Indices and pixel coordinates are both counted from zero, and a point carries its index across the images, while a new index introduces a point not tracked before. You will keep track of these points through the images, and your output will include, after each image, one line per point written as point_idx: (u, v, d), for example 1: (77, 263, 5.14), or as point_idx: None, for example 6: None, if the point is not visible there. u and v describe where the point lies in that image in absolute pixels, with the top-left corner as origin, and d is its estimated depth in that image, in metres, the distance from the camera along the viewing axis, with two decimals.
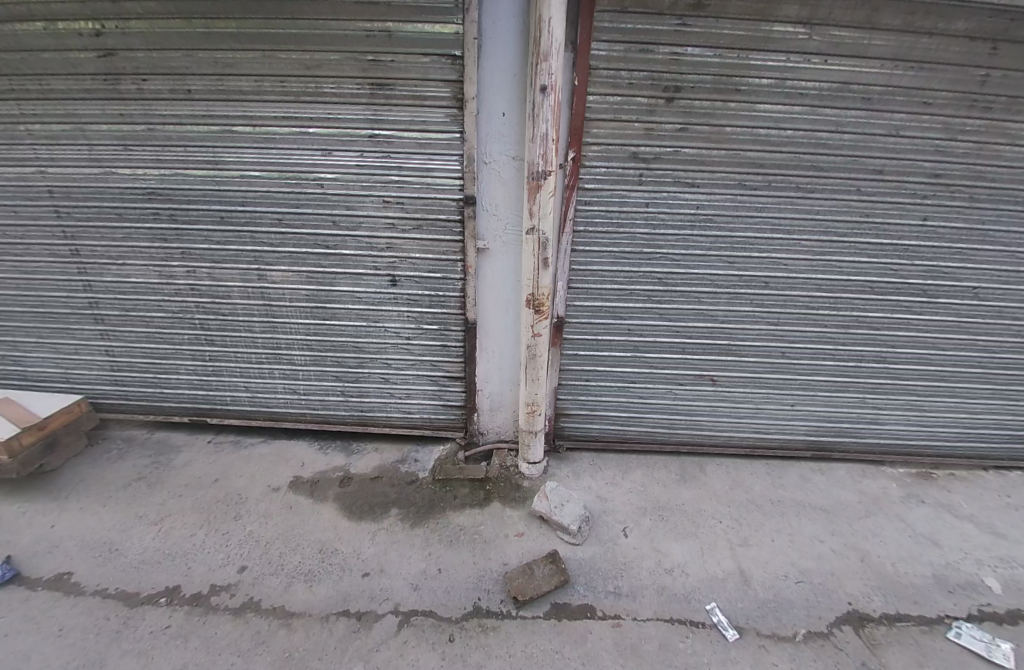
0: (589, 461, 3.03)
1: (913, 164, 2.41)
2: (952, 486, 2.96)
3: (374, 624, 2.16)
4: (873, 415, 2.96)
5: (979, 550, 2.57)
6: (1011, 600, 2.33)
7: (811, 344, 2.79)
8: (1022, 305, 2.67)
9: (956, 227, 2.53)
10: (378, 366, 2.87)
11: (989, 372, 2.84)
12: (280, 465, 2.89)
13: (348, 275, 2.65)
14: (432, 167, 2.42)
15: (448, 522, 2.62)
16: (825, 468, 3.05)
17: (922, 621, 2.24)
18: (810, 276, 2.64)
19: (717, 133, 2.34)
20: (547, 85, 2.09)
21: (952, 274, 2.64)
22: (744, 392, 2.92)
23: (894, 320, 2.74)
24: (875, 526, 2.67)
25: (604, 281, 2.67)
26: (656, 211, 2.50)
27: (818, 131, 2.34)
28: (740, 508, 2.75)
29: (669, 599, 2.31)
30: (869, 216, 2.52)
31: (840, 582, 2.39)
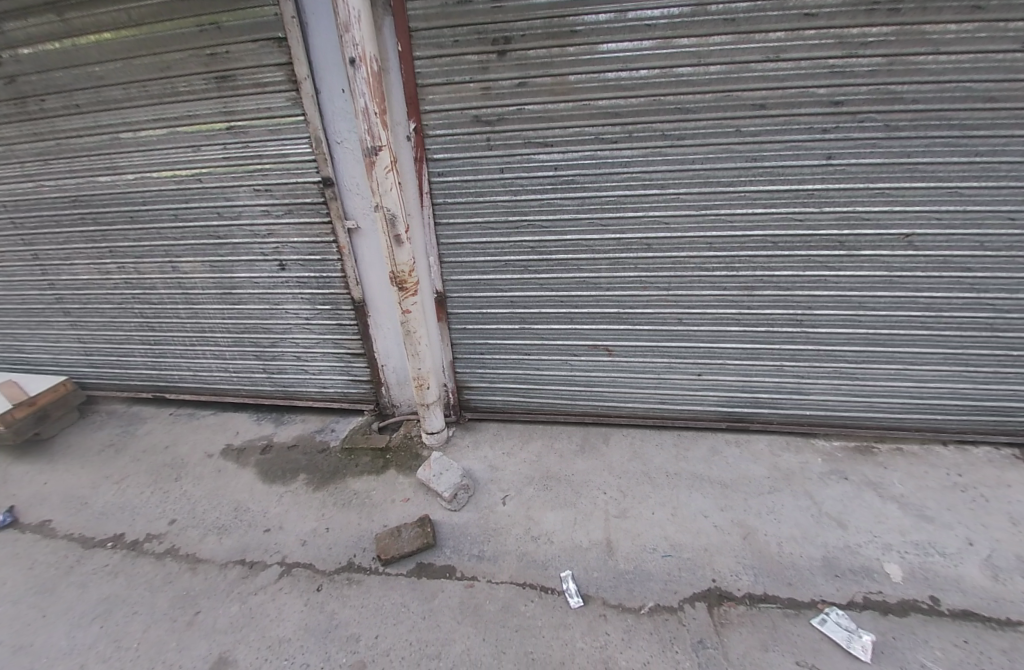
0: (494, 431, 3.10)
1: (803, 92, 2.04)
2: (891, 462, 2.68)
3: (261, 572, 2.46)
4: (794, 384, 2.71)
5: (892, 533, 2.32)
6: (909, 590, 2.10)
7: (710, 309, 2.60)
8: (969, 253, 2.27)
9: (871, 162, 2.13)
10: (289, 346, 3.06)
11: (934, 333, 2.47)
12: (219, 435, 3.27)
13: (241, 261, 2.81)
14: (288, 152, 2.45)
15: (344, 486, 2.83)
16: (741, 439, 2.89)
17: (791, 604, 2.08)
18: (699, 234, 2.41)
19: (560, 83, 2.14)
20: (356, 56, 2.02)
21: (876, 220, 2.25)
22: (642, 361, 2.81)
23: (807, 278, 2.43)
24: (774, 502, 2.50)
25: (476, 254, 2.61)
26: (512, 177, 2.38)
27: (676, 66, 2.05)
28: (631, 481, 2.71)
29: (527, 564, 2.37)
30: (758, 161, 2.20)
31: (712, 558, 2.29)
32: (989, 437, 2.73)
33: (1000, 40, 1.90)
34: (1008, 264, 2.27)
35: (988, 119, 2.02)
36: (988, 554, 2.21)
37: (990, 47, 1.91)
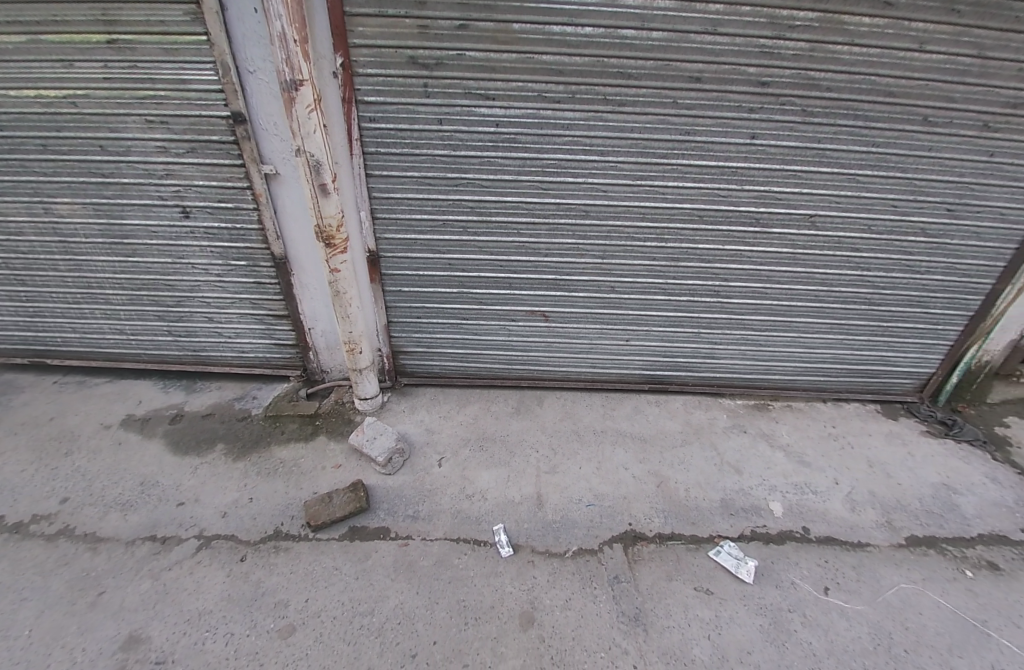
0: (430, 395, 3.07)
1: (735, 69, 2.10)
2: (782, 417, 3.08)
3: (175, 546, 2.30)
4: (709, 349, 2.97)
5: (777, 477, 2.71)
6: (786, 523, 2.49)
7: (640, 278, 2.72)
8: (858, 234, 2.57)
9: (788, 145, 2.30)
10: (198, 305, 2.76)
11: (824, 304, 2.81)
12: (117, 403, 2.92)
13: (134, 206, 2.44)
14: (187, 78, 2.11)
15: (269, 454, 2.69)
16: (661, 399, 3.14)
17: (693, 540, 2.39)
18: (634, 204, 2.48)
19: (502, 31, 2.02)
20: None
21: (787, 200, 2.46)
22: (577, 327, 2.90)
23: (727, 252, 2.62)
24: (685, 454, 2.79)
25: (412, 211, 2.48)
26: (451, 130, 2.24)
27: (621, 27, 2.01)
28: (562, 439, 2.85)
29: (461, 520, 2.45)
30: (691, 135, 2.27)
31: (630, 505, 2.53)
32: (858, 395, 3.21)
33: (902, 38, 2.08)
34: (886, 246, 2.62)
35: (886, 112, 2.24)
36: (848, 490, 2.66)
37: (895, 43, 2.08)
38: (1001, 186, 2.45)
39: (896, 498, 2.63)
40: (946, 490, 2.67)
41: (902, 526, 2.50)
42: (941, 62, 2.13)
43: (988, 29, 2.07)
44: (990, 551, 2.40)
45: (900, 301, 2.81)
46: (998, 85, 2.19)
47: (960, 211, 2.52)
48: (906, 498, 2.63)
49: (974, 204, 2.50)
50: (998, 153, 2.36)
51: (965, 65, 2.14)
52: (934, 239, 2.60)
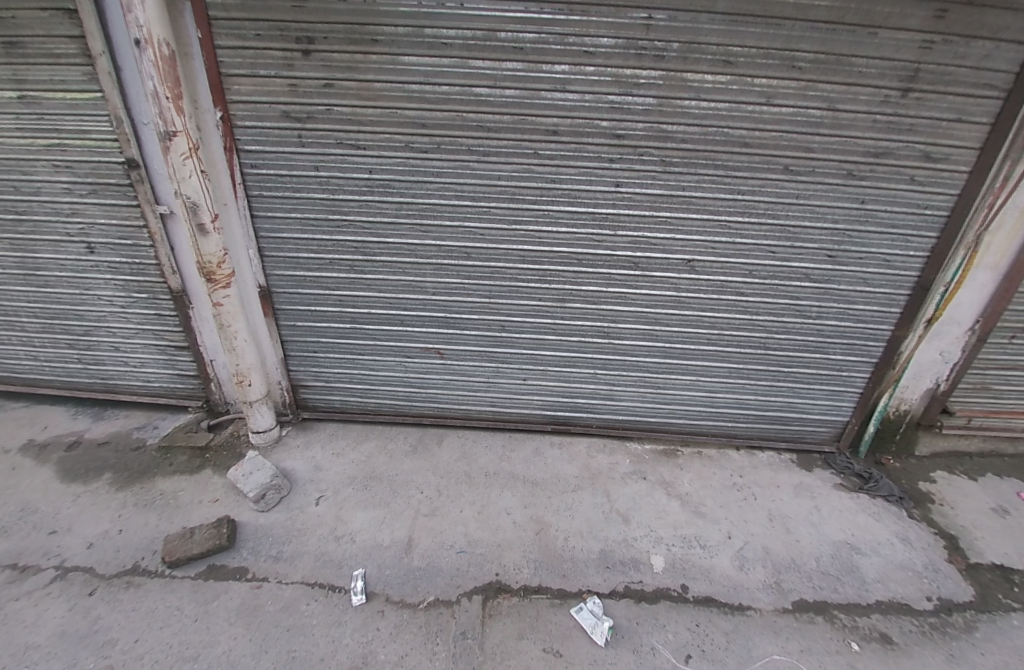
0: (330, 431, 3.06)
1: (589, 123, 2.22)
2: (687, 465, 2.98)
3: (31, 576, 2.26)
4: (607, 390, 2.96)
5: (666, 528, 2.57)
6: (665, 579, 2.33)
7: (529, 318, 2.75)
8: (741, 278, 2.58)
9: (653, 192, 2.38)
10: (106, 334, 2.88)
11: (719, 348, 2.79)
12: (23, 428, 2.99)
13: (44, 241, 2.62)
14: (87, 128, 2.32)
15: (151, 485, 2.70)
16: (564, 442, 3.07)
17: (559, 594, 2.25)
18: (513, 247, 2.54)
19: (366, 89, 2.18)
20: (140, 38, 1.94)
21: (662, 246, 2.52)
22: (472, 365, 2.90)
23: (611, 294, 2.67)
24: (573, 501, 2.69)
25: (299, 250, 2.58)
26: (328, 175, 2.38)
27: (474, 85, 2.16)
28: (450, 481, 2.78)
29: (323, 563, 2.37)
30: (555, 183, 2.36)
31: (501, 553, 2.42)
32: (773, 442, 3.10)
33: (749, 92, 2.15)
34: (772, 290, 2.61)
35: (745, 161, 2.29)
36: (740, 546, 2.49)
37: (743, 98, 2.17)
38: (880, 232, 2.44)
39: (792, 556, 2.45)
40: (846, 550, 2.49)
41: (792, 589, 2.31)
42: (793, 115, 2.20)
43: (834, 83, 2.14)
44: (885, 621, 2.20)
45: (798, 347, 2.75)
46: (857, 135, 2.24)
47: (842, 257, 2.51)
48: (802, 556, 2.45)
49: (856, 251, 2.49)
50: (870, 200, 2.37)
51: (819, 117, 2.20)
52: (821, 284, 2.58)
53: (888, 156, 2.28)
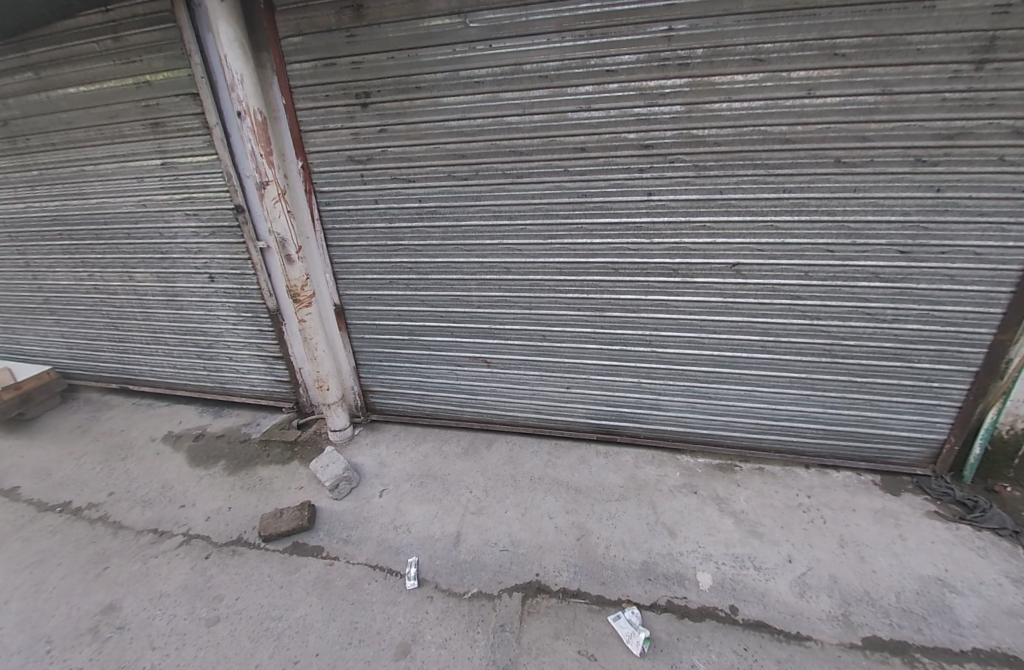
0: (394, 432, 3.39)
1: (616, 137, 2.31)
2: (745, 480, 2.81)
3: (167, 539, 2.83)
4: (654, 399, 2.93)
5: (716, 544, 2.46)
6: (711, 597, 2.23)
7: (570, 328, 2.85)
8: (793, 282, 2.44)
9: (688, 198, 2.38)
10: (222, 347, 3.53)
11: (774, 356, 2.63)
12: (166, 423, 3.74)
13: (180, 273, 3.30)
14: (207, 183, 2.91)
15: (253, 473, 3.22)
16: (611, 452, 3.08)
17: (596, 601, 2.26)
18: (550, 260, 2.68)
19: (413, 129, 2.49)
20: (241, 110, 2.44)
21: (702, 251, 2.48)
22: (517, 373, 3.05)
23: (650, 301, 2.67)
24: (617, 510, 2.68)
25: (364, 272, 2.95)
26: (385, 207, 2.72)
27: (505, 115, 2.37)
28: (497, 483, 2.93)
29: (383, 549, 2.64)
30: (587, 196, 2.47)
31: (541, 555, 2.49)
32: (849, 461, 2.80)
33: (785, 88, 2.08)
34: (832, 292, 2.41)
35: (788, 158, 2.20)
36: (801, 570, 2.29)
37: (779, 94, 2.09)
38: (966, 223, 2.15)
39: (865, 587, 2.19)
40: (938, 587, 2.17)
41: (863, 623, 2.06)
42: (839, 105, 2.07)
43: (886, 66, 1.98)
44: None
45: (870, 354, 2.49)
46: (921, 120, 2.03)
47: (918, 254, 2.25)
48: (879, 588, 2.18)
49: (935, 245, 2.21)
50: (947, 188, 2.11)
51: (871, 104, 2.04)
52: (894, 284, 2.32)
53: (966, 137, 2.02)
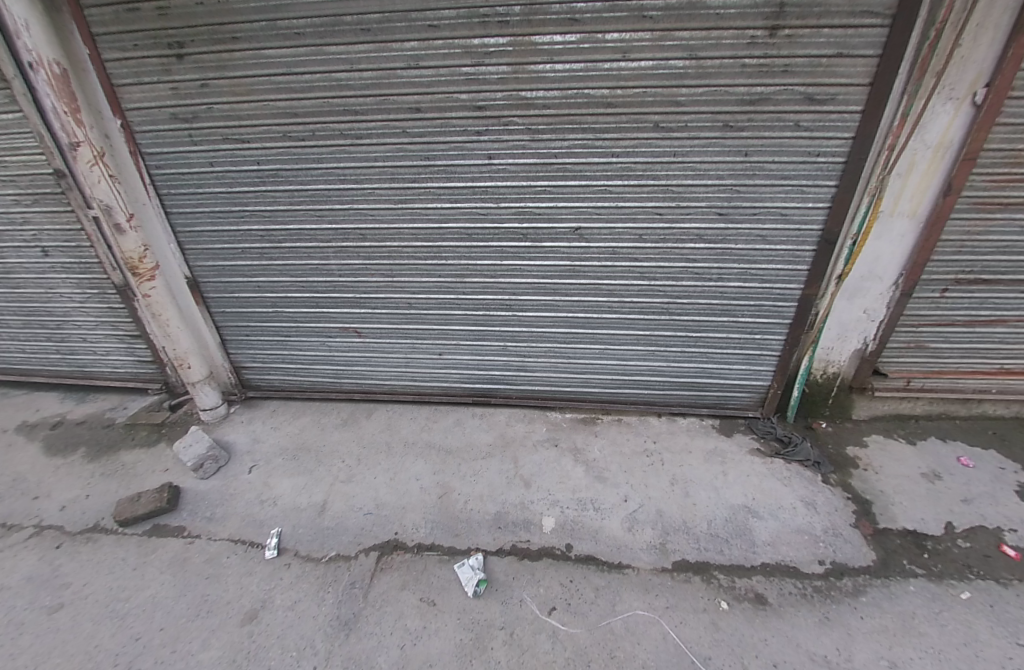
0: (271, 407, 3.32)
1: (448, 97, 2.28)
2: (603, 432, 3.03)
3: (12, 533, 2.67)
4: (520, 362, 3.03)
5: (565, 492, 2.64)
6: (552, 539, 2.41)
7: (432, 295, 2.85)
8: (630, 243, 2.58)
9: (525, 162, 2.41)
10: (74, 328, 3.28)
11: (623, 316, 2.80)
12: (20, 412, 3.47)
13: (8, 248, 2.98)
14: (18, 145, 2.60)
15: (116, 458, 3.08)
16: (485, 413, 3.18)
17: (447, 551, 2.38)
18: (402, 226, 2.65)
19: (237, 85, 2.35)
20: (33, 61, 2.19)
21: (547, 215, 2.55)
22: (388, 343, 3.04)
23: (506, 266, 2.72)
24: (482, 467, 2.79)
25: (213, 241, 2.80)
26: (222, 170, 2.57)
27: (334, 71, 2.28)
28: (370, 450, 2.94)
29: (246, 522, 2.62)
30: (429, 160, 2.45)
31: (403, 515, 2.56)
32: (695, 409, 3.09)
33: (601, 50, 2.12)
34: (665, 254, 2.59)
35: (612, 122, 2.27)
36: (634, 508, 2.54)
37: (596, 57, 2.14)
38: (771, 185, 2.34)
39: (684, 518, 2.47)
40: (744, 513, 2.47)
41: (676, 549, 2.33)
42: (651, 69, 2.14)
43: (690, 31, 2.06)
44: (765, 582, 2.18)
45: (702, 310, 2.73)
46: (725, 85, 2.15)
47: (733, 215, 2.44)
48: (695, 518, 2.47)
49: (747, 206, 2.40)
50: (753, 152, 2.27)
51: (680, 69, 2.13)
52: (715, 245, 2.53)
53: (765, 102, 2.16)
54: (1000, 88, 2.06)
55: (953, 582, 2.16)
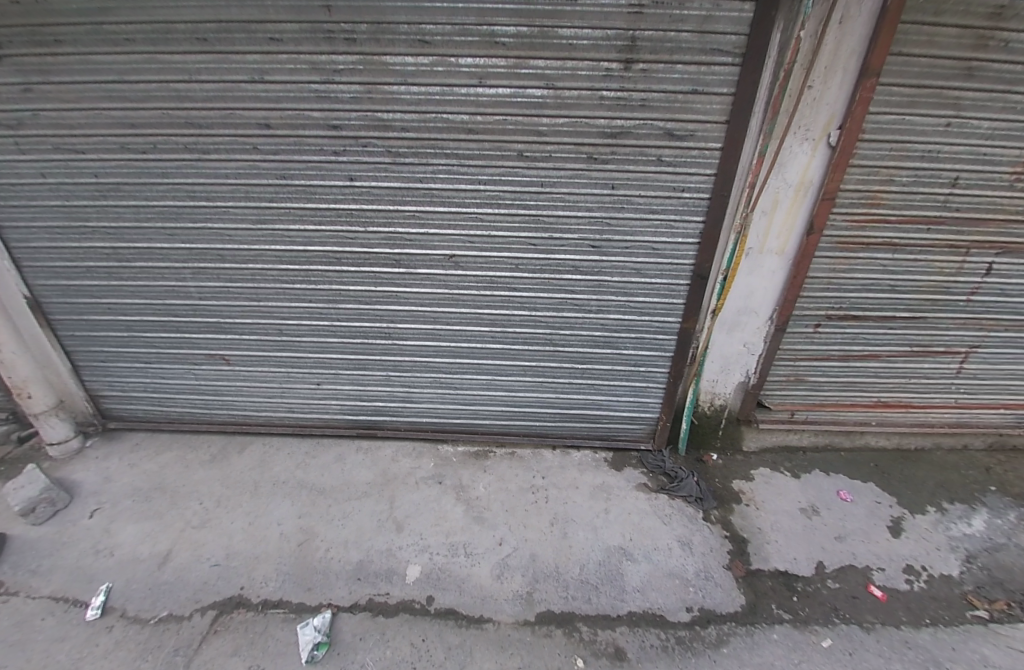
0: (134, 442, 3.02)
1: (299, 114, 2.13)
2: (493, 467, 2.88)
3: None
4: (405, 393, 2.86)
5: (438, 536, 2.46)
6: (413, 590, 2.23)
7: (302, 321, 2.64)
8: (507, 273, 2.47)
9: (390, 185, 2.27)
10: None
11: (506, 346, 2.69)
12: None
13: None
14: None
15: None
16: (371, 447, 2.98)
17: (295, 609, 2.16)
18: (264, 248, 2.46)
19: (64, 91, 2.12)
20: None
21: (418, 241, 2.41)
22: (260, 371, 2.81)
23: (380, 293, 2.55)
24: (353, 509, 2.59)
25: (52, 259, 2.52)
26: (56, 182, 2.32)
27: (171, 80, 2.09)
28: (234, 491, 2.69)
29: (73, 576, 2.29)
30: (287, 179, 2.28)
31: (254, 566, 2.33)
32: (589, 441, 3.01)
33: (456, 74, 2.03)
34: (543, 285, 2.50)
35: (476, 149, 2.17)
36: (507, 553, 2.39)
37: (452, 80, 2.04)
38: (640, 219, 2.30)
39: (557, 563, 2.34)
40: (619, 556, 2.37)
41: (542, 599, 2.19)
42: (509, 96, 2.06)
43: (544, 60, 1.99)
44: (628, 634, 2.07)
45: (585, 342, 2.66)
46: (586, 115, 2.09)
47: (606, 247, 2.39)
48: (568, 563, 2.34)
49: (619, 240, 2.36)
50: (619, 185, 2.23)
51: (539, 97, 2.06)
52: (592, 277, 2.47)
53: (626, 136, 2.13)
54: (850, 128, 2.07)
55: (816, 629, 2.10)
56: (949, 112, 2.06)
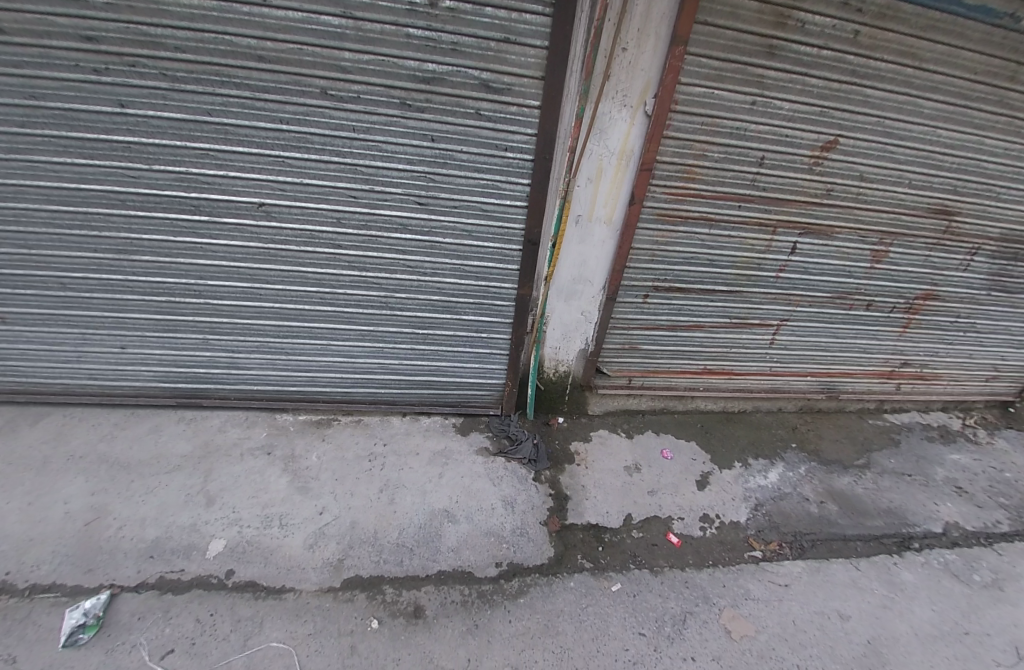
0: None
1: (38, 18, 1.75)
2: (331, 434, 2.77)
3: None
4: (228, 358, 2.65)
5: (252, 508, 2.34)
6: (212, 565, 2.11)
7: (90, 274, 2.31)
8: (328, 228, 2.28)
9: (172, 117, 1.97)
10: None
11: (337, 308, 2.53)
12: None
13: None
14: None
15: None
16: (194, 418, 2.75)
17: (68, 592, 1.96)
18: (23, 183, 2.07)
19: None
20: None
21: (220, 185, 2.14)
22: (48, 330, 2.46)
23: (182, 244, 2.27)
24: (160, 483, 2.39)
25: None
26: None
27: None
28: (16, 468, 2.37)
29: None
30: (39, 100, 1.90)
31: (25, 549, 2.07)
32: (437, 408, 2.98)
33: None
34: (370, 243, 2.35)
35: (271, 81, 1.91)
36: (325, 522, 2.32)
37: None
38: (465, 177, 2.18)
39: (375, 528, 2.32)
40: (440, 520, 2.39)
41: (351, 565, 2.16)
42: (301, 22, 1.81)
43: None
44: (431, 593, 2.10)
45: (422, 305, 2.56)
46: (394, 55, 1.90)
47: (433, 206, 2.26)
48: (387, 528, 2.33)
49: (446, 198, 2.24)
50: (439, 138, 2.08)
51: (336, 27, 1.83)
52: (421, 237, 2.34)
53: (441, 83, 1.96)
54: (663, 98, 2.07)
55: (609, 575, 2.26)
56: (753, 90, 2.10)
